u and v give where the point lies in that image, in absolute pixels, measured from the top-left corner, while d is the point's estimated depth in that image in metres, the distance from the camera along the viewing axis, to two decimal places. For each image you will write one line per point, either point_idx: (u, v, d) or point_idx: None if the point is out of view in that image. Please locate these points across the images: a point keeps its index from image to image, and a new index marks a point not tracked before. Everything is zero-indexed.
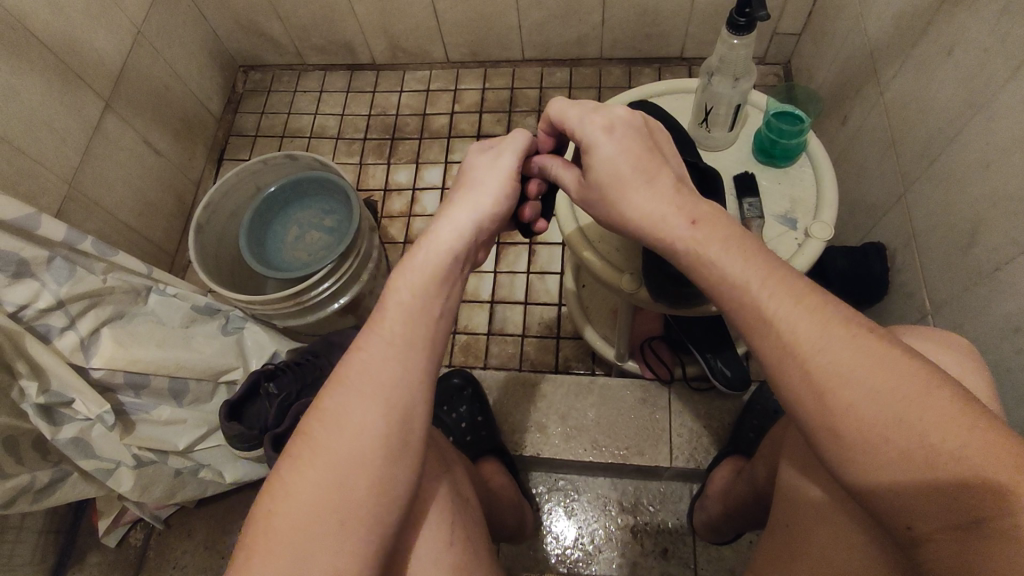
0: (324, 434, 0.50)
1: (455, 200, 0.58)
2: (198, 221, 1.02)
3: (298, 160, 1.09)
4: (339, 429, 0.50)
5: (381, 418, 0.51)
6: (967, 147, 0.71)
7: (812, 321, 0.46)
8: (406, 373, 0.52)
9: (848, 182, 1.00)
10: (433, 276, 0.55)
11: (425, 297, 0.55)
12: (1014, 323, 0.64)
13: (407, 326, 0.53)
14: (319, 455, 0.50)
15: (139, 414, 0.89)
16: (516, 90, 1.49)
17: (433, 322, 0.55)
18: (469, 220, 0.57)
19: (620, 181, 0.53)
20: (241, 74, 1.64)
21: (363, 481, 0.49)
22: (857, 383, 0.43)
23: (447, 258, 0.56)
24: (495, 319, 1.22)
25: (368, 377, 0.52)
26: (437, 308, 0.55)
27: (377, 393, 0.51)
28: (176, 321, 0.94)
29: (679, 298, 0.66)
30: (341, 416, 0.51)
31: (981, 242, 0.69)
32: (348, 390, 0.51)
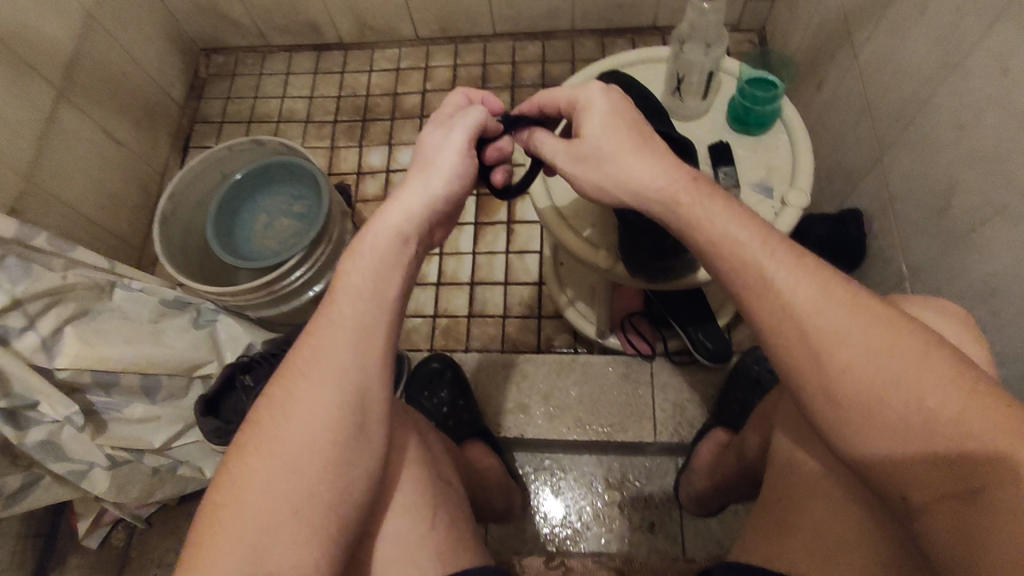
0: (274, 421, 0.50)
1: (407, 179, 0.56)
2: (163, 212, 0.98)
3: (264, 145, 1.05)
4: (288, 417, 0.50)
5: (329, 404, 0.50)
6: (942, 108, 0.70)
7: (809, 289, 0.46)
8: (354, 359, 0.51)
9: (825, 147, 0.99)
10: (383, 258, 0.54)
11: (378, 279, 0.53)
12: (991, 283, 0.64)
13: (359, 310, 0.52)
14: (267, 443, 0.49)
15: (110, 413, 0.86)
16: (489, 66, 1.46)
17: (385, 306, 0.53)
18: (419, 200, 0.55)
19: (618, 143, 0.53)
20: (203, 58, 1.58)
21: (314, 468, 0.49)
22: (857, 350, 0.44)
23: (395, 238, 0.54)
24: (475, 301, 1.20)
25: (318, 364, 0.51)
26: (391, 290, 0.54)
27: (326, 379, 0.50)
28: (144, 315, 0.91)
29: (653, 273, 0.65)
30: (290, 403, 0.50)
31: (957, 204, 0.68)
32: (297, 377, 0.51)
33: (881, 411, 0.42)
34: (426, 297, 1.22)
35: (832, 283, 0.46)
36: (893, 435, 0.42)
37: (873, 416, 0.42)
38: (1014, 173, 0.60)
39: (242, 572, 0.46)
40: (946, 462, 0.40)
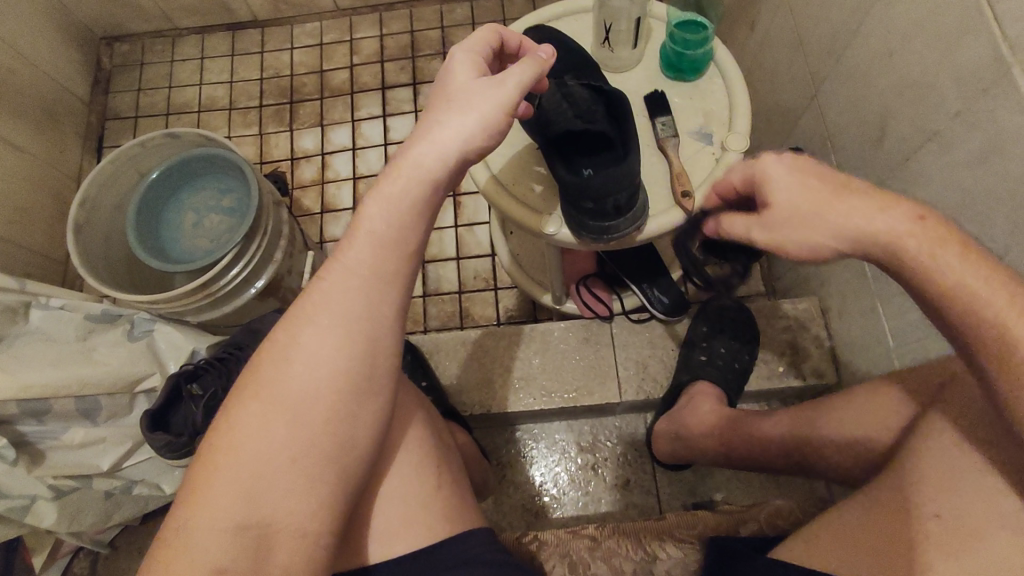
0: (277, 368, 0.47)
1: (443, 117, 0.50)
2: (76, 220, 0.91)
3: (182, 137, 0.98)
4: (294, 366, 0.47)
5: (339, 358, 0.47)
6: (870, 37, 0.69)
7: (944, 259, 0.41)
8: (364, 312, 0.48)
9: (763, 89, 0.98)
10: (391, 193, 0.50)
11: (399, 224, 0.49)
12: (927, 210, 0.65)
13: (373, 255, 0.49)
14: (270, 393, 0.46)
15: (47, 442, 0.81)
16: (417, 33, 1.39)
17: (394, 252, 0.49)
18: (458, 144, 0.50)
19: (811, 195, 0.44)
20: (105, 48, 1.46)
21: (316, 423, 0.46)
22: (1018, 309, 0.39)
23: (423, 182, 0.50)
24: (429, 279, 1.17)
25: (326, 308, 0.48)
26: (398, 233, 0.50)
27: (337, 329, 0.47)
28: (70, 334, 0.85)
29: (601, 233, 0.62)
30: (291, 349, 0.47)
31: (891, 135, 0.68)
32: (305, 326, 0.48)
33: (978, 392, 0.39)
34: None
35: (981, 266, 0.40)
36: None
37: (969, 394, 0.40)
38: (943, 98, 0.59)
39: (240, 518, 0.44)
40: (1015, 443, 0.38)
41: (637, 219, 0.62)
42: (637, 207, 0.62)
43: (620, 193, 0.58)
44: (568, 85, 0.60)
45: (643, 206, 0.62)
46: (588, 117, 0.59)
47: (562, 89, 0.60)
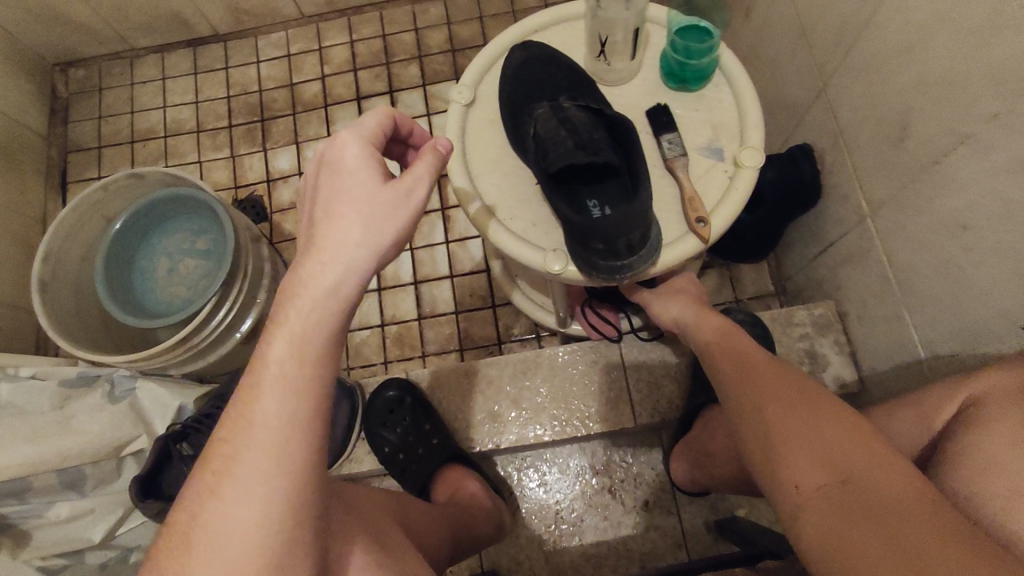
0: (203, 523, 0.38)
1: (340, 231, 0.42)
2: (40, 277, 0.84)
3: (146, 177, 0.91)
4: (198, 555, 0.38)
5: (253, 541, 0.38)
6: (886, 28, 0.63)
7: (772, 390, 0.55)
8: (280, 478, 0.38)
9: (763, 79, 0.92)
10: (303, 327, 0.40)
11: (318, 334, 0.41)
12: (960, 218, 0.60)
13: (299, 367, 0.40)
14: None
15: (30, 521, 0.76)
16: (390, 37, 1.31)
17: (309, 397, 0.40)
18: (366, 259, 0.42)
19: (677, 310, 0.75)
20: (60, 75, 1.37)
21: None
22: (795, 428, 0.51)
23: (334, 289, 0.41)
24: (423, 301, 1.11)
25: (250, 444, 0.39)
26: (314, 372, 0.40)
27: (248, 504, 0.38)
28: (46, 404, 0.79)
29: (611, 272, 0.57)
30: (215, 500, 0.38)
31: (915, 134, 0.63)
32: (209, 502, 0.38)
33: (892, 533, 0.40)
34: (370, 306, 1.12)
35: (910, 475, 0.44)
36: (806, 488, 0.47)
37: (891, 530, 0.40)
38: (979, 96, 0.54)
39: None
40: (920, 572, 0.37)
41: (650, 254, 0.57)
42: (652, 242, 0.57)
43: (632, 231, 0.53)
44: (564, 111, 0.57)
45: (658, 240, 0.57)
46: (589, 143, 0.55)
47: (559, 114, 0.57)
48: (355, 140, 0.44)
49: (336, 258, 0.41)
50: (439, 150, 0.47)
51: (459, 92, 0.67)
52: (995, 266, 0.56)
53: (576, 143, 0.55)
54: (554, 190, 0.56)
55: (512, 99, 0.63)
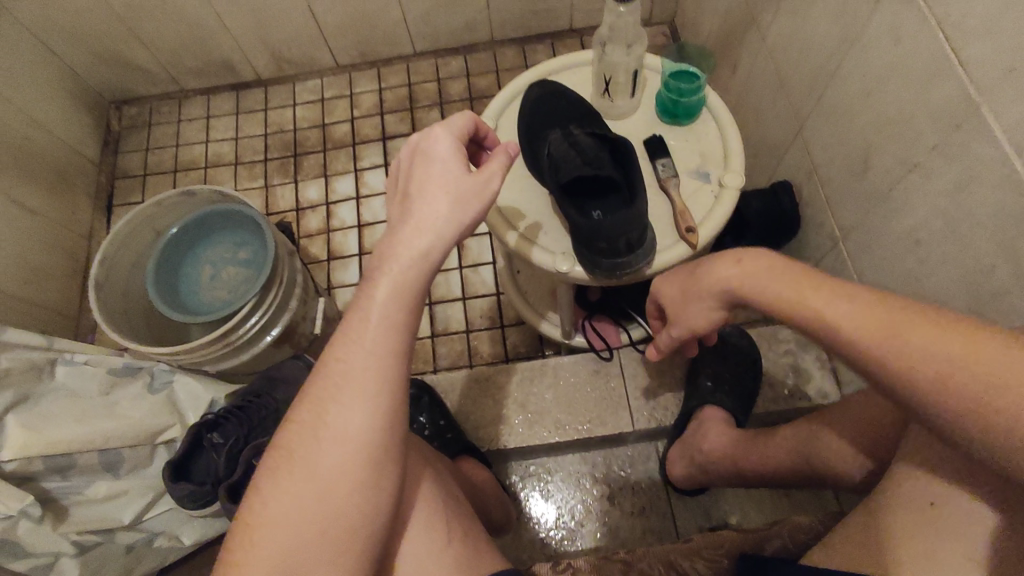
0: (308, 442, 0.50)
1: (428, 207, 0.53)
2: (97, 278, 0.94)
3: (196, 195, 1.02)
4: (315, 448, 0.50)
5: (356, 440, 0.50)
6: (848, 78, 0.75)
7: (852, 319, 0.48)
8: (375, 394, 0.50)
9: (749, 126, 1.04)
10: (393, 280, 0.52)
11: (399, 299, 0.52)
12: (915, 236, 0.69)
13: (382, 326, 0.52)
14: (295, 474, 0.50)
15: (71, 497, 0.81)
16: (415, 86, 1.46)
17: (397, 333, 0.52)
18: (447, 230, 0.53)
19: (677, 286, 0.64)
20: (114, 111, 1.51)
21: (340, 504, 0.49)
22: (912, 350, 0.44)
23: (416, 258, 0.52)
24: (437, 320, 1.20)
25: (345, 383, 0.51)
26: (401, 315, 0.52)
27: (353, 411, 0.50)
28: (94, 389, 0.86)
29: (612, 270, 0.67)
30: (317, 424, 0.50)
31: (875, 166, 0.73)
32: (324, 410, 0.51)
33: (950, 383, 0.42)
34: None
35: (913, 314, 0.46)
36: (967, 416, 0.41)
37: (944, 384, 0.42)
38: (922, 131, 0.64)
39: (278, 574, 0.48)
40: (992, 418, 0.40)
41: (647, 253, 0.67)
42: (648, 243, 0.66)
43: (631, 231, 0.63)
44: (573, 136, 0.68)
45: (652, 242, 0.67)
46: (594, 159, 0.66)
47: (569, 139, 0.69)
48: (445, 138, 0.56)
49: (420, 229, 0.53)
50: (509, 151, 0.56)
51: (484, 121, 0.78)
52: (944, 274, 0.65)
53: (585, 161, 0.66)
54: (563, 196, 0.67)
55: (528, 122, 0.73)
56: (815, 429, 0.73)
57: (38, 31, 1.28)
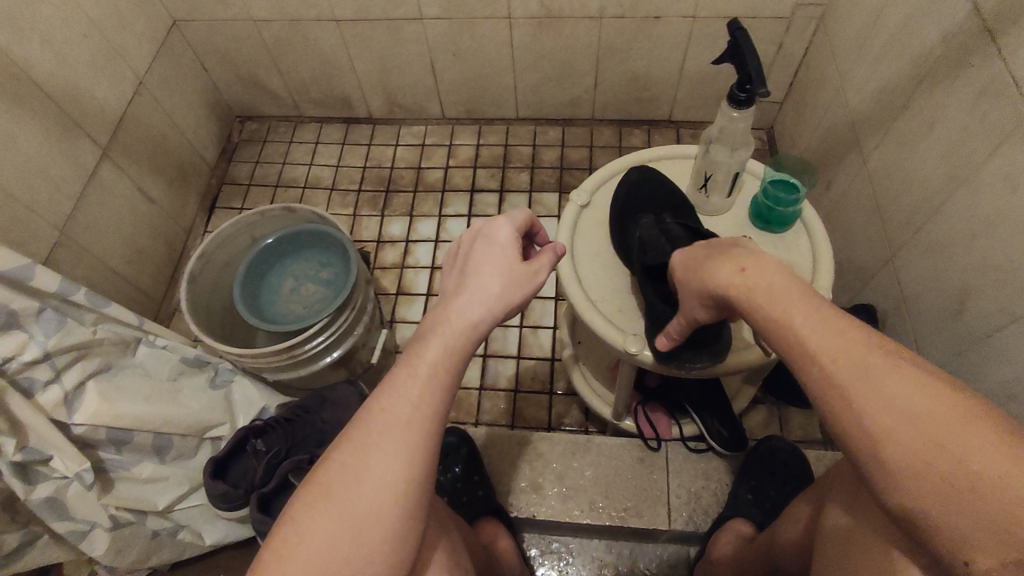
0: (345, 483, 0.50)
1: (483, 284, 0.57)
2: (192, 271, 1.01)
3: (296, 213, 1.09)
4: (349, 492, 0.50)
5: (392, 486, 0.50)
6: (953, 216, 0.74)
7: (843, 350, 0.47)
8: (415, 447, 0.51)
9: (836, 243, 1.03)
10: (447, 341, 0.55)
11: (449, 360, 0.54)
12: (1009, 389, 0.66)
13: (432, 383, 0.53)
14: (325, 515, 0.49)
15: (118, 472, 0.84)
16: (510, 147, 1.53)
17: (441, 392, 0.54)
18: (497, 308, 0.57)
19: (690, 265, 0.60)
20: (238, 124, 1.66)
21: (369, 550, 0.49)
22: (886, 395, 0.44)
23: (469, 327, 0.56)
24: (488, 373, 1.20)
25: (389, 432, 0.51)
26: (447, 375, 0.54)
27: (391, 459, 0.51)
28: (164, 373, 0.91)
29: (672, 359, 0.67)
30: (356, 467, 0.50)
31: (973, 309, 0.71)
32: (362, 454, 0.51)
33: (901, 433, 0.43)
34: None
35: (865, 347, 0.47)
36: (907, 454, 0.43)
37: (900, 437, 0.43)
38: None
39: None
40: (952, 475, 0.41)
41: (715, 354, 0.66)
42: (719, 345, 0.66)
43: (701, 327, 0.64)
44: (665, 223, 0.70)
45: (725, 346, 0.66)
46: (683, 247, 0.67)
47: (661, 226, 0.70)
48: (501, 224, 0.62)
49: (477, 301, 0.56)
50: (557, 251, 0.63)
51: (579, 197, 0.81)
52: None
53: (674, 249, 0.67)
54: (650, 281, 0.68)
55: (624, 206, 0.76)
56: (776, 530, 0.74)
57: (194, 46, 1.44)
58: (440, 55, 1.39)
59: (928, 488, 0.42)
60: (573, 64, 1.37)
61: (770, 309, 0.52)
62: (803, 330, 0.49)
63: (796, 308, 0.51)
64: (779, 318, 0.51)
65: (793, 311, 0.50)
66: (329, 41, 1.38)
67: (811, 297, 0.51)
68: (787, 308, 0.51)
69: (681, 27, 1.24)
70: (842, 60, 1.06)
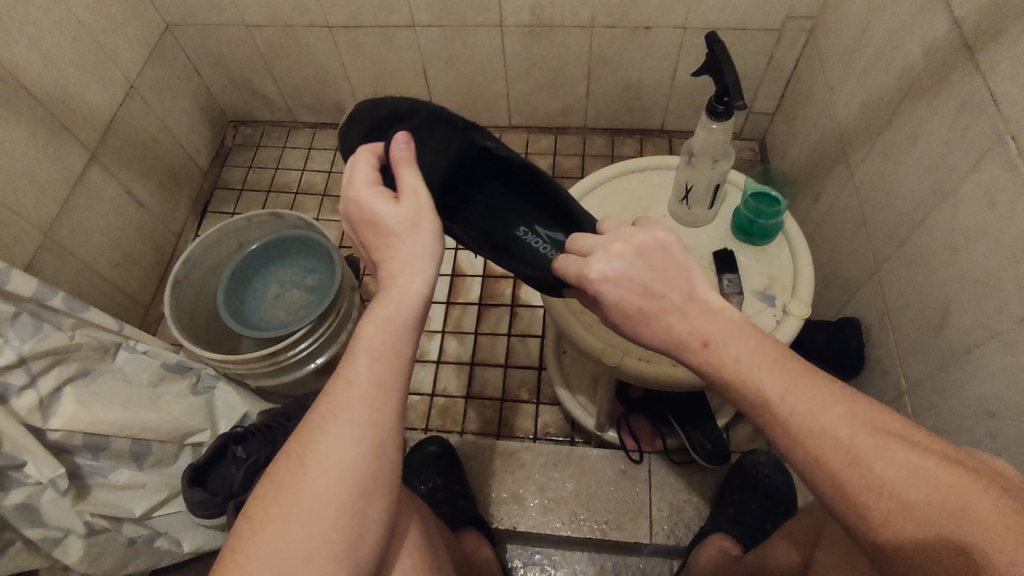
0: (297, 476, 0.48)
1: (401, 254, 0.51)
2: (176, 276, 1.01)
3: (283, 219, 1.09)
4: (301, 478, 0.48)
5: (338, 478, 0.48)
6: (934, 231, 0.73)
7: (820, 410, 0.43)
8: (368, 426, 0.49)
9: (823, 256, 1.03)
10: (381, 358, 0.50)
11: (398, 338, 0.50)
12: (986, 407, 0.65)
13: (383, 364, 0.50)
14: (280, 502, 0.48)
15: (95, 478, 0.84)
16: None
17: (396, 373, 0.50)
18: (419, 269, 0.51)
19: (613, 315, 0.50)
20: (231, 129, 1.66)
21: (328, 544, 0.47)
22: (869, 458, 0.41)
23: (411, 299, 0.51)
24: (474, 382, 1.19)
25: (339, 418, 0.49)
26: (396, 353, 0.50)
27: (344, 447, 0.48)
28: (144, 379, 0.90)
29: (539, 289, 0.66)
30: (307, 459, 0.48)
31: (952, 326, 0.70)
32: (315, 444, 0.48)
33: (890, 499, 0.40)
34: (425, 374, 1.21)
35: (836, 398, 0.44)
36: (903, 521, 0.40)
37: (888, 504, 0.40)
38: (1007, 300, 0.62)
39: None
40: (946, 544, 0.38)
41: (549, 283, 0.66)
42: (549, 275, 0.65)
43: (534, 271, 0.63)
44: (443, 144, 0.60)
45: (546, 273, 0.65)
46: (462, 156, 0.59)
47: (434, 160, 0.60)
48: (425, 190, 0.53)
49: (408, 278, 0.51)
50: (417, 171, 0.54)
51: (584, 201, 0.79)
52: (1016, 454, 0.61)
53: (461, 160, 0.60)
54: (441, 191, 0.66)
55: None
56: (762, 554, 0.73)
57: (187, 51, 1.44)
58: (432, 62, 1.39)
59: (925, 557, 0.39)
60: (565, 72, 1.36)
61: (727, 346, 0.46)
62: (769, 380, 0.45)
63: (743, 344, 0.46)
64: (743, 366, 0.46)
65: (750, 353, 0.46)
66: (321, 47, 1.39)
67: (752, 331, 0.47)
68: (745, 351, 0.46)
69: (672, 38, 1.24)
70: (831, 71, 1.06)
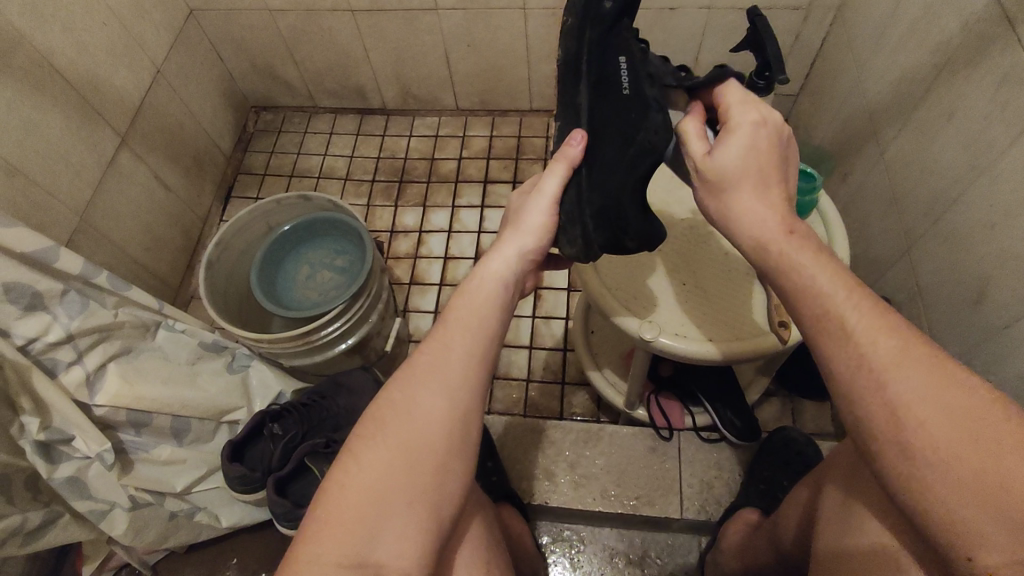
0: (398, 413, 0.52)
1: (509, 239, 0.59)
2: (209, 257, 1.02)
3: (311, 201, 1.10)
4: (404, 421, 0.52)
5: (437, 416, 0.52)
6: (971, 207, 0.73)
7: (886, 350, 0.45)
8: (466, 370, 0.53)
9: (852, 235, 1.03)
10: (480, 308, 0.55)
11: (496, 294, 0.57)
12: None
13: (478, 315, 0.55)
14: (382, 442, 0.51)
15: (138, 453, 0.86)
16: (524, 139, 1.53)
17: (490, 322, 0.56)
18: (518, 251, 0.58)
19: (762, 164, 0.52)
20: (252, 114, 1.67)
21: (423, 478, 0.51)
22: (931, 404, 0.43)
23: (508, 269, 0.58)
24: (501, 362, 1.21)
25: (439, 365, 0.53)
26: (492, 306, 0.56)
27: (441, 390, 0.52)
28: (183, 357, 0.92)
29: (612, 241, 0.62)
30: (405, 401, 0.52)
31: (990, 300, 0.70)
32: (415, 387, 0.52)
33: (949, 450, 0.42)
34: None
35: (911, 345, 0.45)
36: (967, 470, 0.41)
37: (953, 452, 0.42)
38: None
39: (354, 543, 0.49)
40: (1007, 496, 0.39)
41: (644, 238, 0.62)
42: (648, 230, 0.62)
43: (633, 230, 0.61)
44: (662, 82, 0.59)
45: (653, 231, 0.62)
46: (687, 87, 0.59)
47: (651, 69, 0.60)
48: (560, 183, 0.59)
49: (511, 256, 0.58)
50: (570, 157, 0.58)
51: None
52: None
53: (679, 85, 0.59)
54: (609, 97, 0.59)
55: None
56: (777, 523, 0.74)
57: (211, 36, 1.45)
58: (454, 45, 1.39)
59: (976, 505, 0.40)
60: None
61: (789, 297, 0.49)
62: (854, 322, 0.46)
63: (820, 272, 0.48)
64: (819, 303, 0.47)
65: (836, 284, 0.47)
66: (344, 31, 1.39)
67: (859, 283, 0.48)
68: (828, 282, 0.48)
69: (697, 18, 1.23)
70: (861, 49, 1.05)
